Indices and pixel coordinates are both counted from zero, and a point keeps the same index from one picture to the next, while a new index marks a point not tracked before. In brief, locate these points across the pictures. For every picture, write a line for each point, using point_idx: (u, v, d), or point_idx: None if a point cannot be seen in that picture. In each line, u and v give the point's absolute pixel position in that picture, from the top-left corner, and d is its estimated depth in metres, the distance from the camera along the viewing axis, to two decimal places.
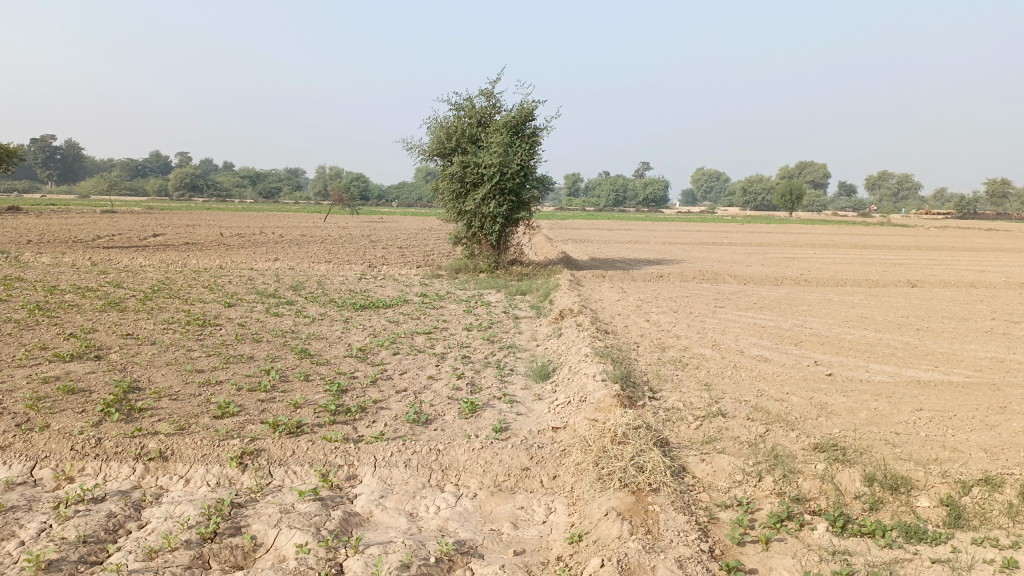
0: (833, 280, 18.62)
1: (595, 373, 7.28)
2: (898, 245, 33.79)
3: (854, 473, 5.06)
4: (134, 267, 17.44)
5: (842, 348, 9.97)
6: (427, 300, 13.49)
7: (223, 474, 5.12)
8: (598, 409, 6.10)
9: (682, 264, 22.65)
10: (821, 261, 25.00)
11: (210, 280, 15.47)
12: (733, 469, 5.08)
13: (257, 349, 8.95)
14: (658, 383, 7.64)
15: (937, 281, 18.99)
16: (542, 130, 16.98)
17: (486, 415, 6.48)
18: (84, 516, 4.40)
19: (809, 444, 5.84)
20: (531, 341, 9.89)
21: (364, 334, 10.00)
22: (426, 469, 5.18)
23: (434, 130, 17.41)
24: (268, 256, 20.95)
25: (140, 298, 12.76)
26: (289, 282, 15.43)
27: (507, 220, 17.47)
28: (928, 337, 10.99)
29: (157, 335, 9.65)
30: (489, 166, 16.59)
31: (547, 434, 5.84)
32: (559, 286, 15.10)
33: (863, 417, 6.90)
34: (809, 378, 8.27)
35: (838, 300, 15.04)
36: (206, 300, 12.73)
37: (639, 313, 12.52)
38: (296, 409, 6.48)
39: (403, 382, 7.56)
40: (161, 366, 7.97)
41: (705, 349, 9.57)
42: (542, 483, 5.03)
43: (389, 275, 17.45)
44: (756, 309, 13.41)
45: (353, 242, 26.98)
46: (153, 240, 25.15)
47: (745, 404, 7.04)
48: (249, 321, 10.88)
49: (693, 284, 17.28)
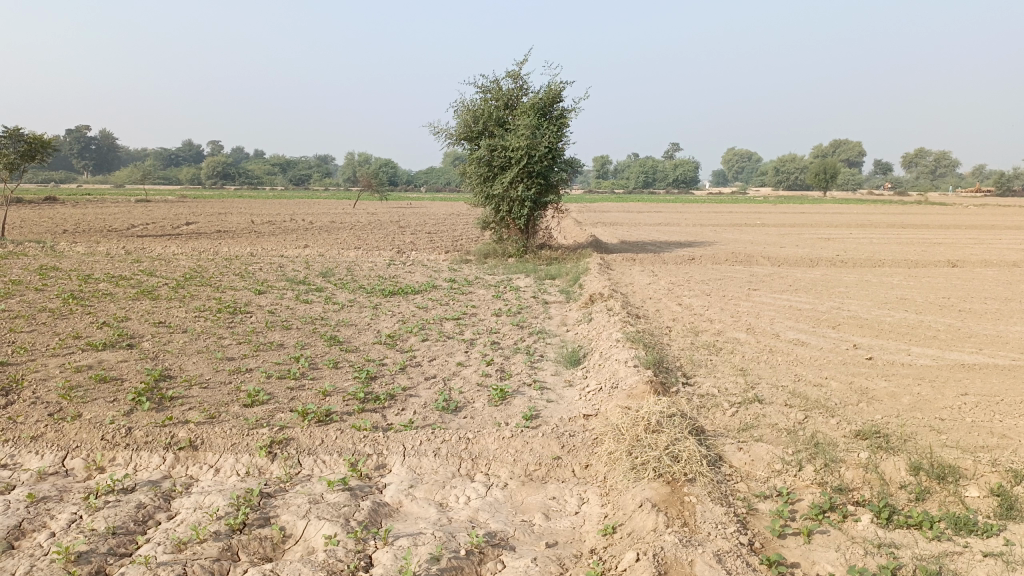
0: (871, 261, 18.19)
1: (627, 359, 7.14)
2: (936, 224, 32.96)
3: (899, 462, 4.87)
4: (166, 255, 17.61)
5: (882, 331, 9.70)
6: (456, 285, 13.41)
7: (252, 463, 5.08)
8: (631, 395, 5.97)
9: (714, 246, 22.30)
10: (857, 241, 24.46)
11: (240, 267, 15.55)
12: (772, 458, 4.92)
13: (286, 336, 8.95)
14: (692, 368, 7.48)
15: (979, 260, 18.45)
16: (570, 111, 16.75)
17: (516, 402, 6.39)
18: (113, 507, 4.39)
19: (851, 431, 5.65)
20: (561, 326, 9.77)
21: (393, 320, 9.96)
22: (456, 459, 5.09)
23: (461, 114, 17.26)
24: (297, 243, 21.04)
25: (172, 286, 12.86)
26: (319, 269, 15.45)
27: (536, 203, 17.30)
28: (972, 319, 10.67)
29: (188, 323, 9.69)
30: (517, 149, 16.42)
31: (578, 422, 5.73)
32: (589, 270, 14.93)
33: (905, 402, 6.68)
34: (848, 362, 8.04)
35: (877, 281, 14.68)
36: (237, 288, 12.78)
37: (671, 296, 12.32)
38: (325, 397, 6.44)
39: (432, 368, 7.49)
40: (191, 354, 7.99)
41: (740, 333, 9.37)
42: (574, 472, 4.92)
43: (418, 261, 17.41)
44: (791, 291, 13.12)
45: (382, 228, 27.01)
46: (185, 229, 25.39)
47: (783, 390, 6.86)
48: (278, 308, 10.88)
49: (726, 266, 16.99)
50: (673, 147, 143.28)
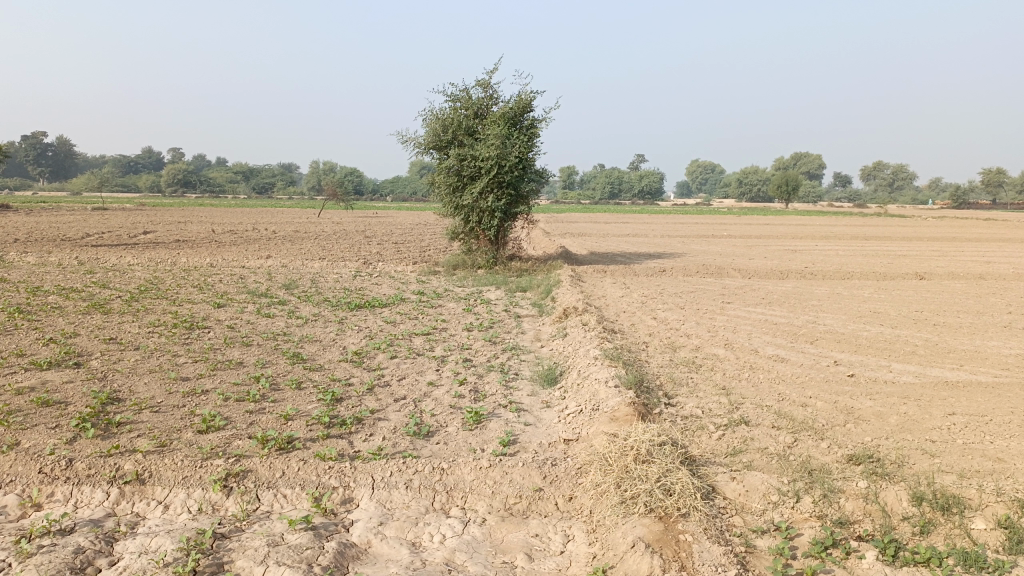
0: (841, 273, 18.18)
1: (607, 378, 6.83)
2: (898, 236, 33.40)
3: (900, 492, 4.62)
4: (122, 266, 16.95)
5: (860, 346, 9.53)
6: (425, 298, 13.01)
7: (206, 499, 4.65)
8: (614, 420, 5.64)
9: (683, 257, 22.22)
10: (823, 253, 24.57)
11: (200, 279, 14.97)
12: (768, 488, 4.62)
13: (246, 353, 8.49)
14: (673, 388, 7.20)
15: (946, 273, 18.58)
16: (540, 121, 16.50)
17: (492, 426, 6.03)
18: (47, 553, 3.92)
19: (843, 455, 5.42)
20: (535, 342, 9.43)
21: (360, 336, 9.54)
22: (429, 492, 4.71)
23: (430, 122, 16.90)
24: (260, 253, 20.42)
25: (126, 299, 12.27)
26: (282, 281, 14.93)
27: (506, 214, 17.00)
28: (948, 333, 10.57)
29: (141, 339, 9.17)
30: (487, 158, 16.12)
31: (559, 449, 5.40)
32: (560, 283, 14.65)
33: (894, 423, 6.45)
34: (831, 380, 7.82)
35: (849, 294, 14.60)
36: (195, 301, 12.25)
37: (645, 310, 12.07)
38: (287, 422, 6.01)
39: (402, 389, 7.09)
40: (143, 374, 7.49)
41: (718, 349, 9.13)
42: (557, 505, 4.57)
43: (385, 272, 16.98)
44: (765, 305, 12.96)
45: (348, 238, 26.48)
46: (143, 238, 24.61)
47: (768, 410, 6.59)
48: (238, 322, 10.39)
49: (697, 279, 16.83)
50: (639, 158, 144.27)
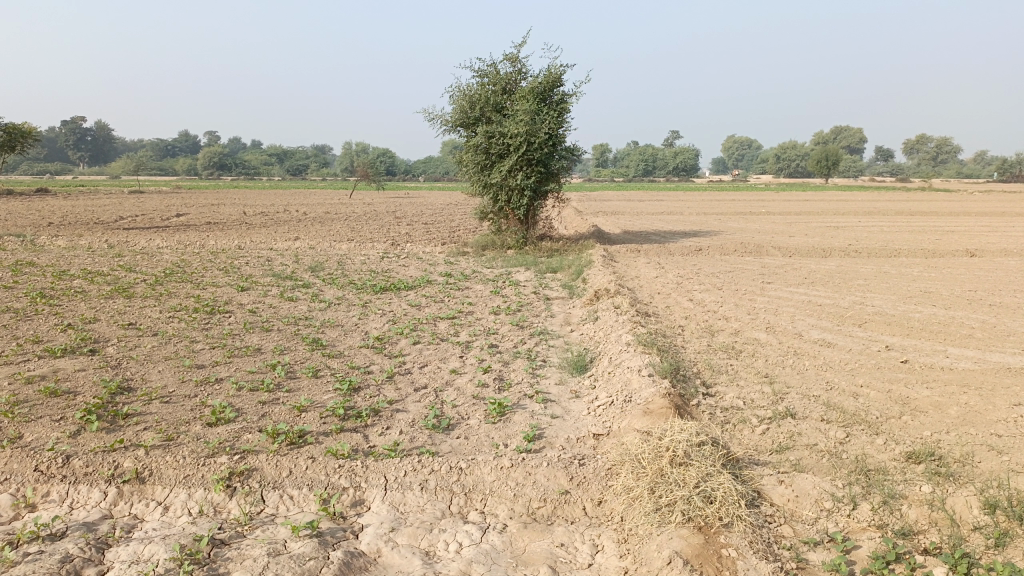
0: (886, 250, 17.40)
1: (640, 366, 6.38)
2: (944, 211, 32.13)
3: (970, 498, 4.10)
4: (150, 249, 16.85)
5: (913, 329, 8.94)
6: (452, 280, 12.63)
7: (207, 500, 4.34)
8: (648, 413, 5.20)
9: (720, 235, 21.54)
10: (867, 230, 23.65)
11: (226, 261, 14.78)
12: (820, 494, 4.16)
13: (265, 339, 8.19)
14: (711, 376, 6.74)
15: (999, 250, 17.67)
16: (571, 95, 15.96)
17: (517, 419, 5.65)
18: (32, 562, 3.62)
19: (902, 454, 4.93)
20: (564, 327, 9.00)
21: (383, 320, 9.21)
22: (446, 494, 4.34)
23: (457, 99, 16.44)
24: (288, 235, 20.21)
25: (150, 283, 12.08)
26: (308, 263, 14.66)
27: (535, 192, 16.51)
28: (1005, 315, 9.90)
29: (160, 325, 8.93)
30: (516, 135, 15.64)
31: (587, 446, 5.00)
32: (592, 263, 14.16)
33: (955, 415, 5.92)
34: (883, 367, 7.28)
35: (897, 273, 13.90)
36: (219, 284, 12.01)
37: (681, 291, 11.55)
38: (300, 414, 5.68)
39: (423, 377, 6.73)
40: (157, 362, 7.23)
41: (759, 333, 8.63)
42: (585, 511, 4.17)
43: (413, 253, 16.63)
44: (808, 285, 12.35)
45: (377, 219, 26.21)
46: (174, 221, 24.58)
47: (815, 401, 6.10)
48: (259, 306, 10.11)
49: (735, 258, 16.20)
50: (673, 136, 141.95)
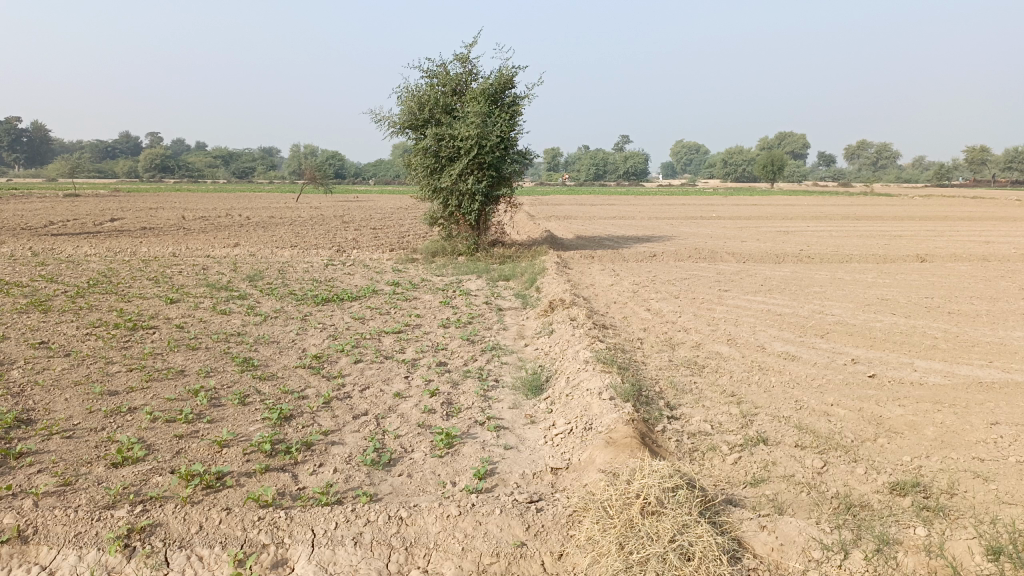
0: (839, 256, 17.34)
1: (601, 389, 5.89)
2: (888, 215, 32.67)
3: (971, 541, 3.68)
4: (77, 258, 15.77)
5: (877, 340, 8.65)
6: (399, 290, 12.01)
7: (100, 565, 3.69)
8: (612, 444, 4.71)
9: (673, 240, 21.31)
10: (816, 234, 23.68)
11: (157, 271, 13.86)
12: (808, 542, 3.71)
13: (190, 359, 7.48)
14: (675, 396, 6.28)
15: (948, 254, 17.73)
16: (523, 98, 15.50)
17: (466, 451, 5.09)
18: None
19: (887, 488, 4.53)
20: (517, 341, 8.49)
21: (323, 336, 8.55)
22: (384, 549, 3.77)
23: (405, 100, 15.80)
24: (228, 241, 19.26)
25: (70, 295, 11.17)
26: (247, 272, 13.84)
27: (487, 197, 15.98)
28: (966, 323, 9.70)
29: (76, 343, 8.13)
30: (466, 138, 15.09)
31: (545, 485, 4.49)
32: (545, 270, 13.70)
33: (933, 437, 5.56)
34: (851, 382, 6.93)
35: (853, 280, 13.73)
36: (147, 296, 11.16)
37: (638, 300, 11.15)
38: (221, 450, 5.03)
39: (363, 402, 6.13)
40: (65, 389, 6.46)
41: (721, 346, 8.23)
42: (544, 567, 3.64)
43: (359, 261, 15.94)
44: (765, 293, 12.07)
45: (323, 224, 25.36)
46: (107, 227, 23.30)
47: (787, 424, 5.67)
48: (188, 321, 9.35)
49: (689, 264, 15.92)
50: (623, 139, 143.37)
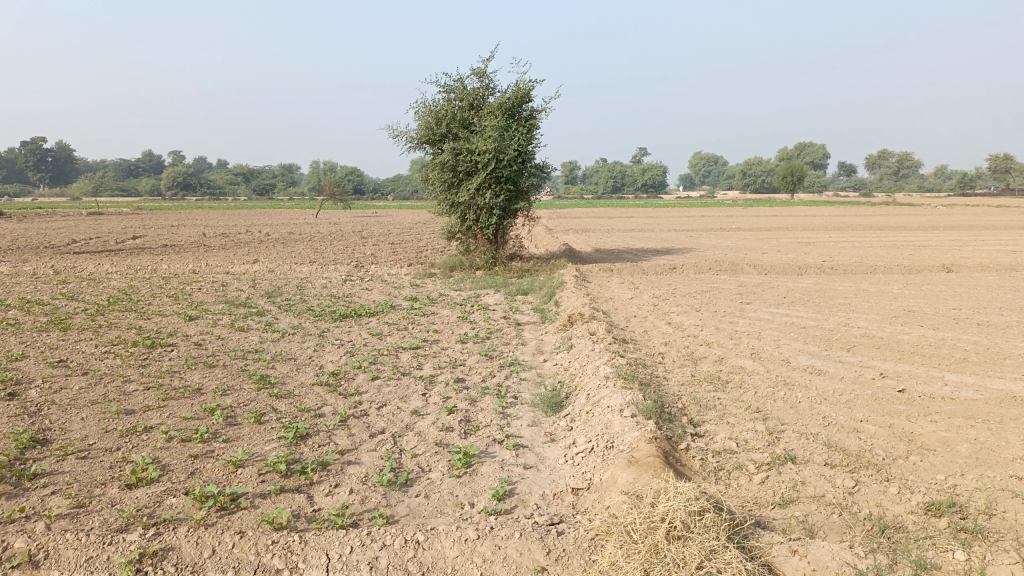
0: (862, 266, 17.07)
1: (622, 406, 5.75)
2: (911, 225, 32.24)
3: (1014, 566, 3.50)
4: (98, 275, 15.87)
5: (905, 353, 8.44)
6: (417, 305, 11.94)
7: None
8: (634, 463, 4.58)
9: (693, 252, 21.12)
10: (838, 245, 23.38)
11: (176, 288, 13.90)
12: (841, 568, 3.56)
13: (208, 377, 7.43)
14: (699, 413, 6.13)
15: (974, 264, 17.42)
16: (540, 111, 15.45)
17: (485, 470, 4.98)
18: None
19: (922, 508, 4.36)
20: (536, 356, 8.38)
21: (340, 353, 8.48)
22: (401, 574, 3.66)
23: (422, 115, 15.81)
24: (247, 257, 19.34)
25: (90, 313, 11.20)
26: (265, 288, 13.85)
27: (504, 211, 15.92)
28: (996, 335, 9.45)
29: (95, 361, 8.12)
30: (484, 152, 15.06)
31: (566, 506, 4.37)
32: (564, 284, 13.58)
33: (967, 454, 5.37)
34: (880, 397, 6.75)
35: (878, 291, 13.49)
36: (166, 313, 11.16)
37: (658, 314, 11.01)
38: (236, 470, 4.96)
39: (380, 421, 6.03)
40: (82, 408, 6.43)
41: (744, 360, 8.07)
42: None
43: (377, 276, 15.92)
44: (788, 305, 11.87)
45: (342, 239, 25.44)
46: (129, 244, 23.51)
47: (815, 441, 5.50)
48: (206, 338, 9.32)
49: (710, 276, 15.74)
50: (641, 152, 143.24)
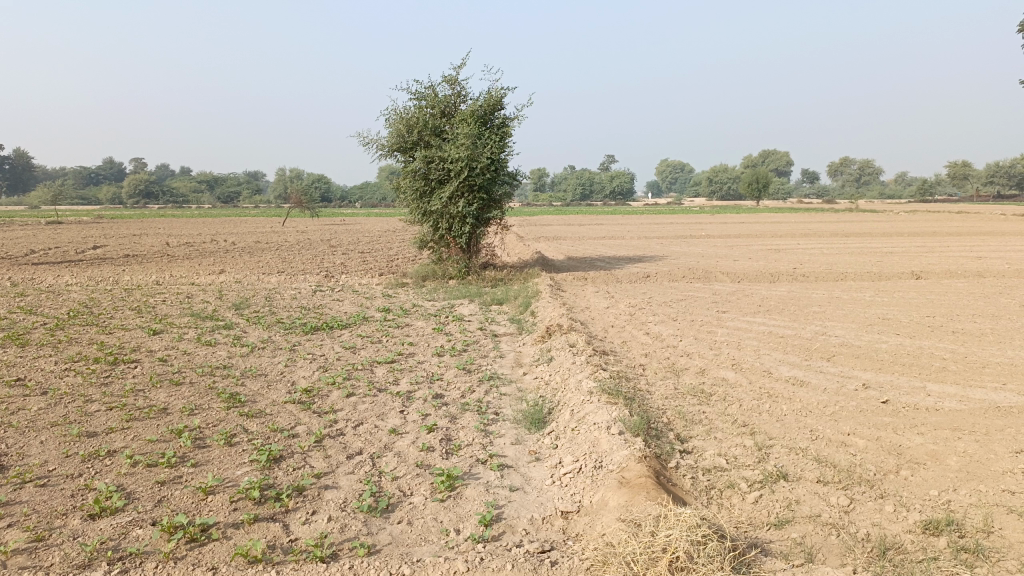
0: (833, 273, 17.17)
1: (608, 423, 5.59)
2: (876, 232, 32.72)
3: None
4: (57, 288, 15.31)
5: (885, 362, 8.40)
6: (390, 317, 11.68)
7: None
8: (625, 485, 4.42)
9: (665, 260, 21.11)
10: (807, 252, 23.54)
11: (140, 300, 13.46)
12: None
13: (174, 396, 7.12)
14: (686, 428, 5.99)
15: (942, 271, 17.61)
16: (513, 119, 15.32)
17: (469, 493, 4.78)
18: None
19: (920, 526, 4.25)
20: (515, 370, 8.19)
21: (313, 368, 8.21)
22: None
23: (393, 122, 15.56)
24: (213, 268, 18.88)
25: (49, 328, 10.74)
26: (233, 300, 13.48)
27: (477, 219, 15.74)
28: (972, 343, 9.48)
29: (54, 380, 7.74)
30: (456, 160, 14.87)
31: (557, 531, 4.19)
32: (539, 293, 13.43)
33: (958, 468, 5.29)
34: (864, 409, 6.67)
35: (851, 299, 13.53)
36: (129, 327, 10.76)
37: (636, 324, 10.89)
38: (207, 498, 4.69)
39: (357, 441, 5.80)
40: (40, 431, 6.09)
41: (726, 371, 7.96)
42: None
43: (348, 286, 15.62)
44: (765, 314, 11.84)
45: (311, 248, 25.04)
46: (90, 254, 22.83)
47: (805, 457, 5.39)
48: (172, 354, 8.97)
49: (684, 285, 15.71)
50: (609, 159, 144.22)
